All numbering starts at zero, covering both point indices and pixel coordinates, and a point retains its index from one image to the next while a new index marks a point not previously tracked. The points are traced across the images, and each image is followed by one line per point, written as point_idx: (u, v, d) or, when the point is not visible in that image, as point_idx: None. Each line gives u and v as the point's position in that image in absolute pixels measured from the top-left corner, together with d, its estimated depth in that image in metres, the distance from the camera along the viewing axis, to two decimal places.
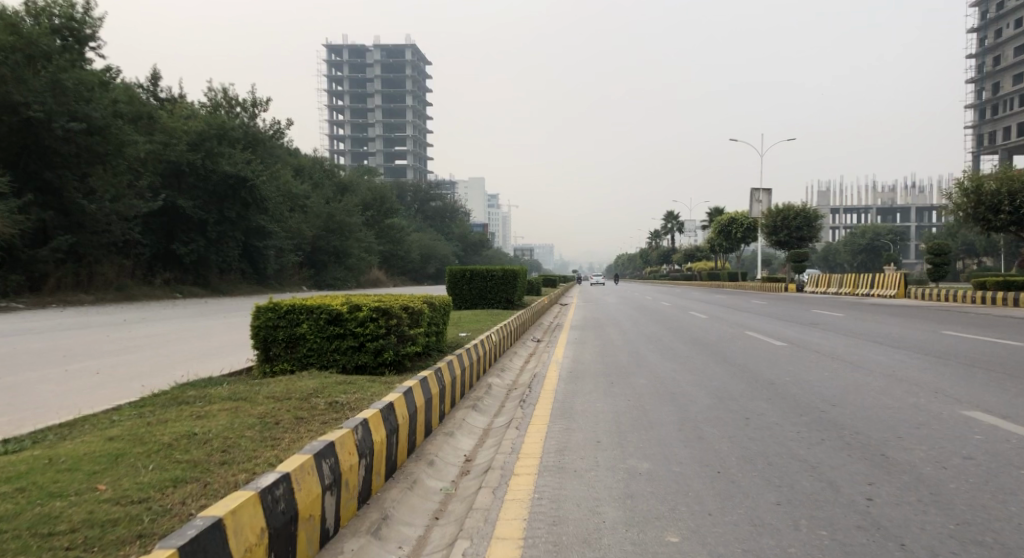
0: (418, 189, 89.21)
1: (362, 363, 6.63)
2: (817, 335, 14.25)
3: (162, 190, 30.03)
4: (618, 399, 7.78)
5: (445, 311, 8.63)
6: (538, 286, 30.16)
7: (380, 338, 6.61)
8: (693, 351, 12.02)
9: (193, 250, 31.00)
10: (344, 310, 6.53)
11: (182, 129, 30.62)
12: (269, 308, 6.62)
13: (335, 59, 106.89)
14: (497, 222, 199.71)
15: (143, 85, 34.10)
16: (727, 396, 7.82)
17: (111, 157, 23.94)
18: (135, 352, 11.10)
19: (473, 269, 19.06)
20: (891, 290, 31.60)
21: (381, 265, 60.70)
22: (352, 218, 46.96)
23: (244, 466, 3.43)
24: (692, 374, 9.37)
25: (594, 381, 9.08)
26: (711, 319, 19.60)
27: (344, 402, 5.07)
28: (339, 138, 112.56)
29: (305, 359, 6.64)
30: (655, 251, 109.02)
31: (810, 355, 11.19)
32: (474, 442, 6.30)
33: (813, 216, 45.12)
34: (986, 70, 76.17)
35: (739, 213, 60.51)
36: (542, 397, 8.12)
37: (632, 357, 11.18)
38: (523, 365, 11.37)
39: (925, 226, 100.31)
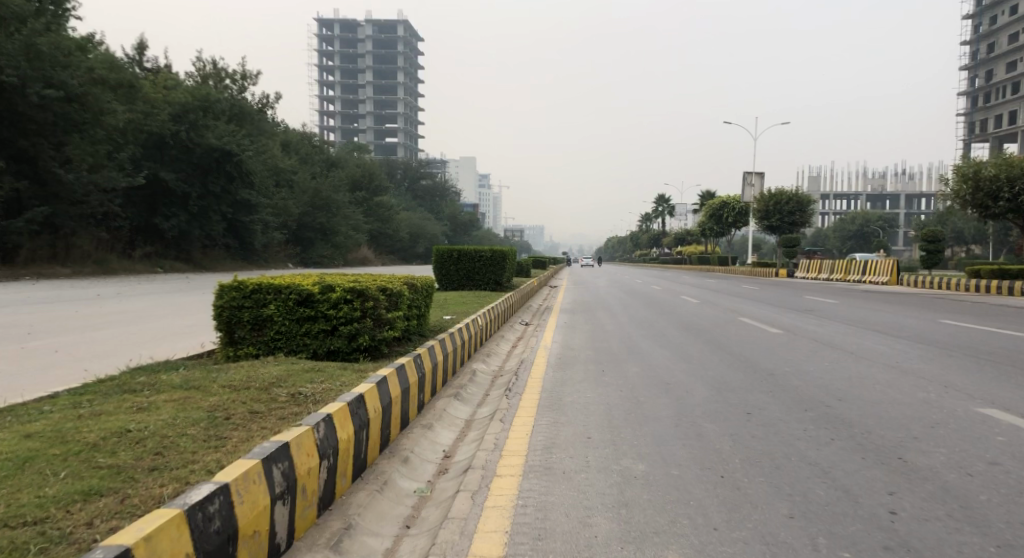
0: (409, 167, 88.10)
1: (335, 348, 6.14)
2: (812, 323, 13.89)
3: (144, 163, 29.18)
4: (610, 389, 7.34)
5: (427, 292, 8.12)
6: (528, 268, 29.67)
7: (354, 322, 6.13)
8: (687, 337, 11.61)
9: (175, 225, 30.24)
10: (316, 291, 6.02)
11: (165, 100, 29.69)
12: (233, 287, 6.07)
13: (325, 34, 105.01)
14: (488, 203, 198.60)
15: (127, 54, 33.04)
16: (725, 388, 7.41)
17: (89, 126, 23.08)
18: (102, 329, 10.49)
19: (461, 249, 18.53)
20: (883, 277, 31.35)
21: (370, 243, 59.98)
22: (339, 194, 46.15)
23: (179, 473, 2.93)
24: (686, 363, 8.95)
25: (585, 369, 8.64)
26: (702, 304, 19.21)
27: (310, 394, 4.58)
28: (329, 114, 110.98)
29: (271, 343, 6.12)
30: (646, 234, 108.69)
31: (809, 344, 10.79)
32: (454, 435, 5.83)
33: (806, 201, 44.72)
34: (980, 58, 75.64)
35: (731, 197, 60.07)
36: (529, 386, 7.67)
37: (624, 344, 10.75)
38: (511, 349, 10.92)
39: (914, 213, 100.36)
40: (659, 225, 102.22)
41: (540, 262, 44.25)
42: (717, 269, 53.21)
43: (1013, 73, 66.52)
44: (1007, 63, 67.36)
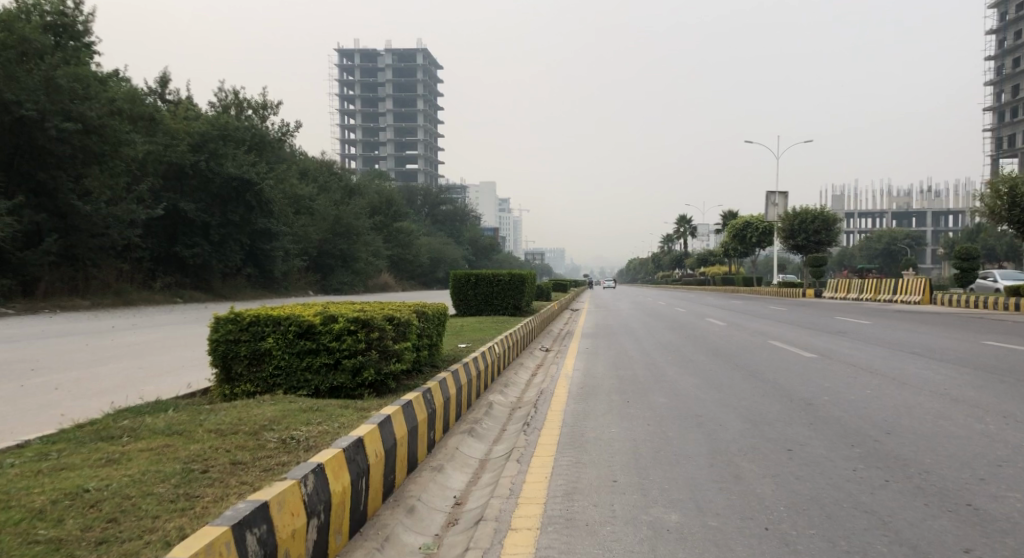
0: (428, 193, 88.42)
1: (338, 383, 5.72)
2: (847, 346, 13.21)
3: (164, 194, 29.36)
4: (636, 423, 6.83)
5: (439, 320, 7.69)
6: (549, 291, 29.20)
7: (359, 355, 5.71)
8: (716, 363, 11.05)
9: (195, 254, 30.27)
10: (317, 321, 5.62)
11: (184, 131, 29.93)
12: (230, 319, 5.68)
13: (347, 65, 106.66)
14: (508, 227, 198.77)
15: (149, 87, 33.50)
16: (761, 420, 6.86)
17: (108, 158, 23.20)
18: (108, 364, 10.18)
19: (479, 273, 18.13)
20: (916, 296, 30.38)
21: (391, 269, 59.96)
22: (359, 221, 46.18)
23: (130, 547, 2.50)
24: (717, 392, 8.39)
25: (608, 400, 8.11)
26: (729, 326, 18.56)
27: (303, 438, 4.14)
28: (350, 142, 112.23)
29: (270, 379, 5.71)
30: (667, 255, 107.79)
31: (846, 369, 10.17)
32: (466, 478, 5.35)
33: (832, 219, 43.78)
34: (1005, 72, 74.31)
35: (754, 217, 59.18)
36: (548, 419, 7.18)
37: (649, 371, 10.22)
38: (530, 379, 10.40)
39: (942, 230, 98.30)
40: (681, 247, 101.30)
41: (561, 286, 43.75)
42: (741, 290, 52.23)
43: None
44: None
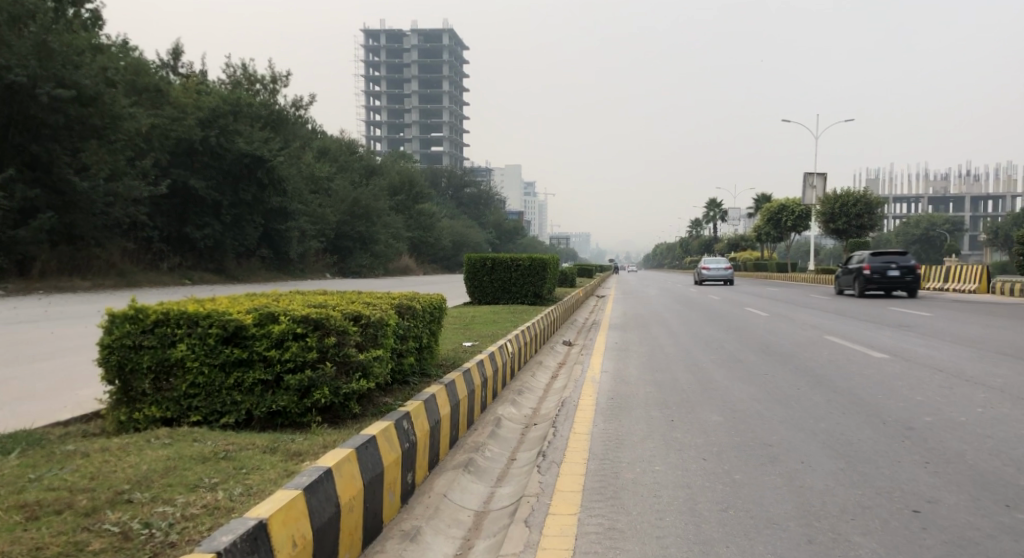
0: (452, 175, 86.65)
1: (279, 407, 4.14)
2: (920, 343, 11.38)
3: (172, 170, 28.17)
4: (685, 460, 5.15)
5: (433, 316, 6.10)
6: (573, 277, 27.59)
7: (307, 369, 4.16)
8: (770, 366, 9.34)
9: (207, 235, 29.11)
10: (249, 321, 4.07)
11: (194, 105, 28.69)
12: (129, 316, 4.04)
13: (372, 45, 105.46)
14: (535, 209, 197.35)
15: (160, 60, 32.22)
16: (854, 456, 5.13)
17: (107, 131, 21.97)
18: (58, 360, 8.66)
19: (495, 257, 16.46)
20: (972, 285, 28.07)
21: (411, 252, 58.68)
22: (379, 202, 44.65)
23: None
24: (783, 409, 6.69)
25: (647, 417, 6.44)
26: (774, 318, 16.80)
27: (163, 526, 2.49)
28: (375, 124, 111.29)
29: (186, 401, 4.07)
30: (696, 240, 105.23)
31: (932, 376, 8.38)
32: (450, 550, 3.71)
33: (875, 202, 41.25)
34: None
35: (789, 200, 56.67)
36: (570, 447, 5.55)
37: (694, 376, 8.56)
38: (549, 383, 8.75)
39: (983, 216, 94.49)
40: (710, 231, 98.99)
41: (585, 271, 42.01)
42: (775, 276, 50.08)
43: None
44: None
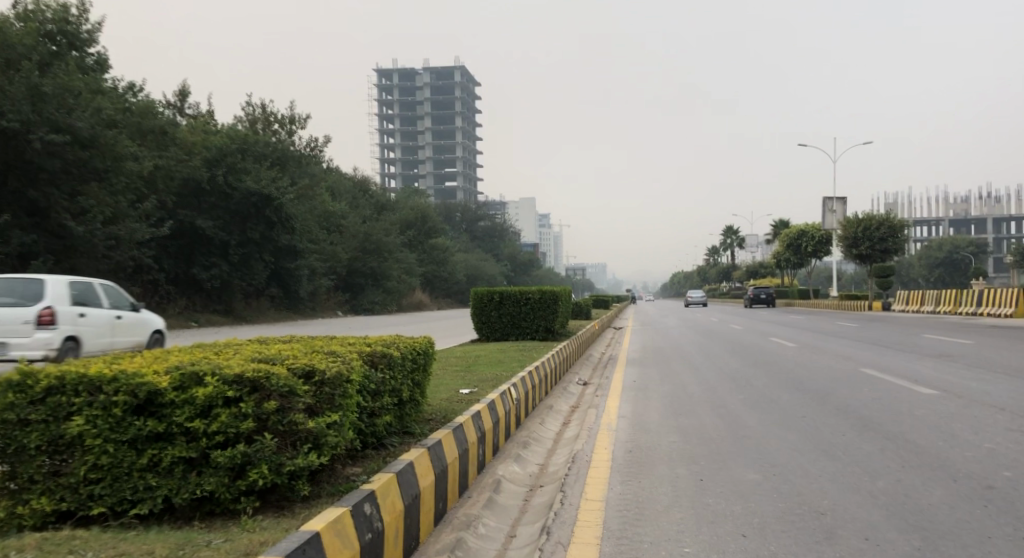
0: (466, 210, 86.40)
1: (206, 492, 3.28)
2: (970, 376, 10.30)
3: (178, 212, 27.90)
4: (722, 538, 4.18)
5: (418, 364, 5.27)
6: (588, 309, 26.62)
7: (240, 443, 3.32)
8: (806, 406, 8.33)
9: (213, 276, 28.69)
10: (164, 385, 3.25)
11: (201, 144, 28.61)
12: (15, 382, 3.22)
13: (385, 84, 106.79)
14: (549, 242, 197.17)
15: (168, 102, 32.19)
16: (931, 530, 4.12)
17: (109, 173, 21.78)
18: None
19: (503, 291, 15.63)
20: (1007, 310, 26.61)
21: (424, 287, 58.11)
22: (390, 238, 44.14)
23: None
24: (831, 461, 5.70)
25: (671, 477, 5.49)
26: (802, 348, 15.73)
27: None
28: (389, 161, 112.07)
29: (86, 489, 3.22)
30: (714, 269, 103.82)
31: (996, 416, 7.32)
32: None
33: (898, 225, 40.11)
34: None
35: (809, 225, 55.53)
36: (578, 521, 4.61)
37: (722, 420, 7.58)
38: (560, 433, 7.80)
39: (1007, 237, 92.36)
40: (727, 259, 97.76)
41: (601, 302, 41.04)
42: (797, 303, 48.76)
43: None
44: None
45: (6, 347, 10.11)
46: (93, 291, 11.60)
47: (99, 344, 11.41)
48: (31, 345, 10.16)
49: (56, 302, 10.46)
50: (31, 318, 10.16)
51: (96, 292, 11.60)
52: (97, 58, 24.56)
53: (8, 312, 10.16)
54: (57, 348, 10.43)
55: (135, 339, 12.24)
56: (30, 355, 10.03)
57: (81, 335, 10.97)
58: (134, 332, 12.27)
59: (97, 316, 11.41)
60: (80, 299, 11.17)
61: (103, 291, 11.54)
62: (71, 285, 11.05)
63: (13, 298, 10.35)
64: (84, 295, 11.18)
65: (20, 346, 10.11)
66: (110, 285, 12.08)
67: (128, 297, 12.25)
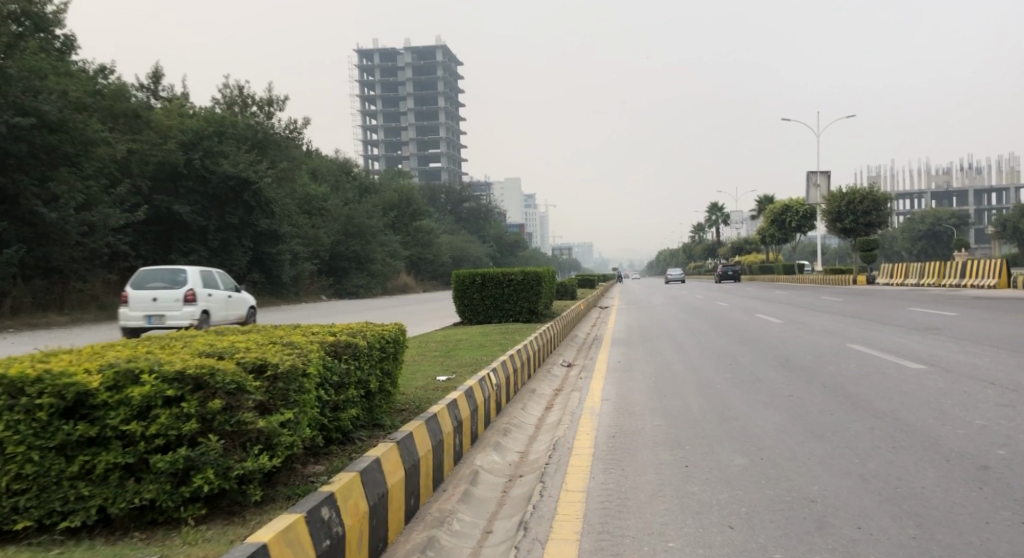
0: (451, 191, 85.71)
1: (146, 501, 3.01)
2: (958, 349, 10.16)
3: (155, 197, 27.33)
4: (707, 531, 3.96)
5: (388, 353, 4.99)
6: (573, 289, 26.40)
7: (182, 446, 3.04)
8: (794, 385, 8.14)
9: (192, 262, 28.16)
10: (95, 386, 2.95)
11: (177, 128, 27.94)
12: None
13: (366, 65, 105.41)
14: (535, 222, 196.72)
15: (142, 85, 31.42)
16: (927, 516, 3.91)
17: (81, 158, 21.19)
18: None
19: (485, 273, 15.34)
20: (991, 280, 26.66)
21: (410, 270, 57.70)
22: (373, 220, 43.62)
23: None
24: (821, 444, 5.49)
25: (654, 464, 5.27)
26: (788, 324, 15.59)
27: None
28: (372, 143, 110.90)
29: (12, 501, 2.94)
30: (699, 245, 104.02)
31: (987, 390, 7.15)
32: None
33: (882, 198, 40.13)
34: None
35: (793, 200, 55.53)
36: (556, 515, 4.37)
37: (708, 402, 7.38)
38: (542, 418, 7.57)
39: (989, 209, 93.07)
40: (713, 236, 97.92)
41: (587, 281, 40.86)
42: (783, 278, 48.83)
43: None
44: None
45: (163, 319, 13.46)
46: (212, 276, 14.94)
47: (219, 317, 14.79)
48: (180, 318, 13.51)
49: (196, 286, 13.80)
50: (180, 297, 13.50)
51: (215, 277, 15.01)
52: (66, 40, 23.78)
53: (163, 293, 13.47)
54: (197, 320, 13.80)
55: (239, 315, 15.80)
56: (183, 325, 13.41)
57: (209, 310, 14.32)
58: (238, 308, 15.63)
59: (217, 295, 14.76)
60: (206, 282, 14.54)
61: (221, 276, 14.92)
62: (200, 272, 14.38)
63: (163, 283, 13.64)
64: (211, 279, 14.58)
65: (174, 319, 13.46)
66: (221, 271, 15.49)
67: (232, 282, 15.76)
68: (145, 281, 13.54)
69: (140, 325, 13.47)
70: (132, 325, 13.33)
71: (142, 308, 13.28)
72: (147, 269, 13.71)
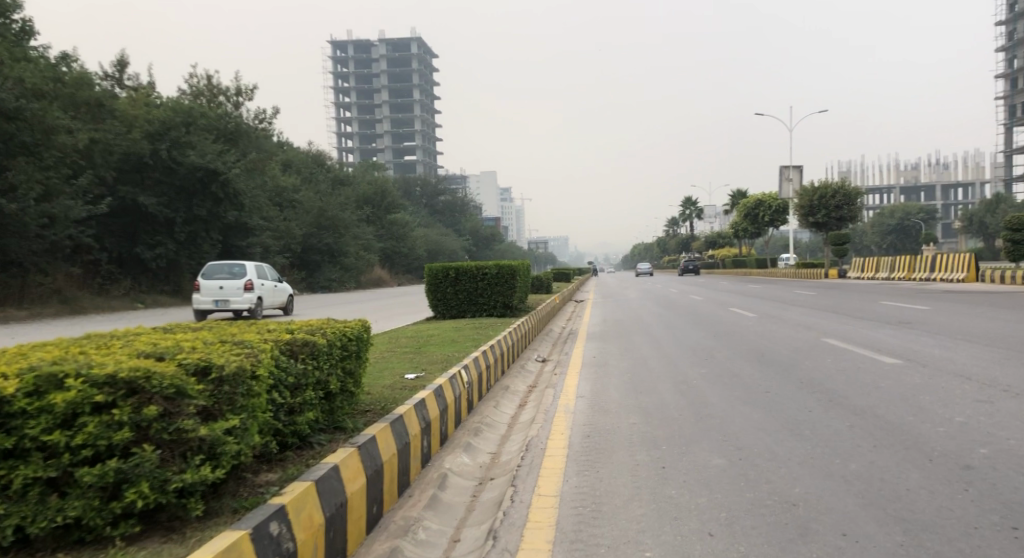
0: (426, 184, 84.98)
1: (71, 518, 2.71)
2: (932, 343, 10.14)
3: (119, 188, 26.61)
4: (686, 539, 3.75)
5: (350, 351, 4.72)
6: (549, 282, 26.22)
7: (111, 457, 2.74)
8: (770, 380, 8.02)
9: (158, 255, 27.47)
10: (11, 390, 2.63)
11: (143, 117, 27.17)
12: None
13: (340, 56, 104.20)
14: (511, 216, 196.65)
15: (106, 73, 30.55)
16: (912, 521, 3.75)
17: (40, 148, 20.49)
18: None
19: (458, 267, 15.05)
20: (960, 274, 27.03)
21: (384, 264, 57.17)
22: (346, 213, 43.02)
23: None
24: (801, 443, 5.33)
25: (630, 466, 5.06)
26: (762, 318, 15.55)
27: None
28: (346, 135, 109.71)
29: None
30: (674, 239, 104.65)
31: (963, 386, 7.08)
32: None
33: (853, 193, 40.60)
34: (1019, 37, 72.86)
35: (766, 195, 55.99)
36: (527, 523, 4.12)
37: (685, 399, 7.21)
38: (516, 416, 7.35)
39: (956, 204, 94.89)
40: (687, 230, 98.60)
41: (563, 275, 40.79)
42: (756, 272, 49.23)
43: None
44: None
45: (228, 303, 16.59)
46: (261, 269, 18.09)
47: (269, 303, 17.92)
48: (242, 302, 16.65)
49: (254, 277, 16.96)
50: (242, 285, 16.64)
51: (264, 269, 18.11)
52: (24, 25, 22.96)
53: (228, 283, 16.64)
54: (254, 305, 16.92)
55: (281, 302, 18.82)
56: (245, 308, 16.55)
57: (262, 297, 17.44)
58: (281, 296, 18.75)
59: (265, 284, 17.87)
60: (257, 274, 17.64)
61: (269, 269, 18.04)
62: (255, 266, 17.57)
63: (226, 274, 16.80)
64: (262, 271, 17.72)
65: (237, 303, 16.59)
66: (268, 265, 18.62)
67: (275, 274, 18.81)
68: (213, 273, 16.78)
69: (209, 308, 16.62)
70: (204, 308, 16.45)
71: (211, 294, 16.45)
72: (214, 263, 16.92)
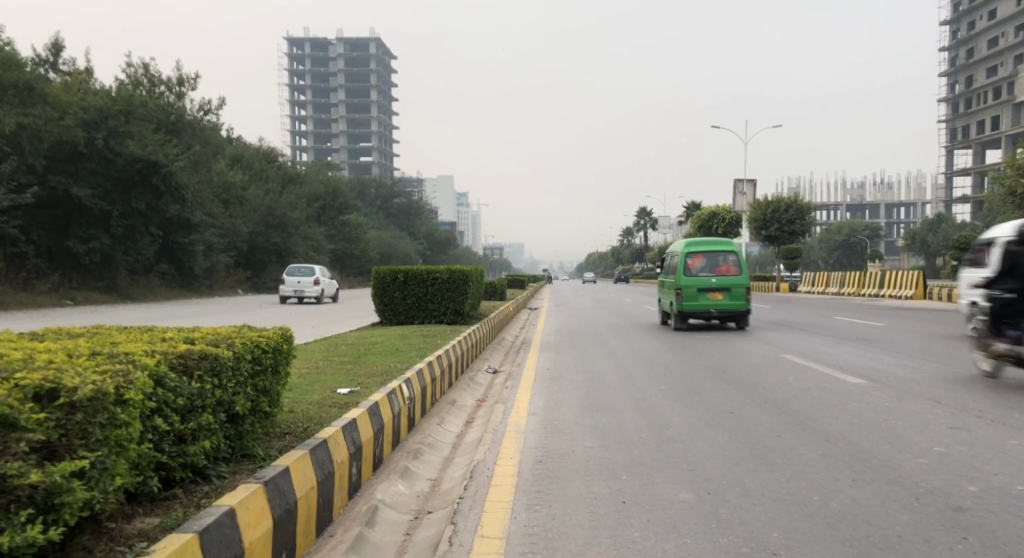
0: (381, 185, 83.28)
1: None
2: (892, 362, 9.90)
3: (49, 177, 24.86)
4: None
5: (264, 367, 4.01)
6: (503, 289, 25.65)
7: None
8: (733, 399, 7.59)
9: (92, 249, 25.96)
10: None
11: (78, 104, 25.50)
12: None
13: (296, 53, 102.04)
14: (466, 221, 195.71)
15: (39, 56, 28.72)
16: None
17: None
18: None
19: (407, 270, 14.33)
20: (908, 291, 27.39)
21: (335, 265, 55.84)
22: (296, 213, 41.66)
23: None
24: (775, 475, 4.83)
25: (588, 500, 4.47)
26: (719, 332, 15.25)
27: None
28: (300, 134, 107.39)
29: None
30: (628, 249, 105.37)
31: (933, 410, 6.74)
32: None
33: (805, 208, 41.18)
34: (959, 64, 75.60)
35: (719, 207, 56.53)
36: None
37: (645, 419, 6.68)
38: (461, 435, 6.70)
39: (898, 222, 97.95)
40: (641, 240, 99.40)
41: (518, 282, 40.25)
42: None
43: (1008, 74, 64.93)
44: (995, 65, 66.86)
45: (304, 292, 24.60)
46: (322, 269, 26.23)
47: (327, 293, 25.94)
48: (313, 292, 24.66)
49: (320, 275, 24.97)
50: (313, 281, 24.75)
51: (321, 270, 26.03)
52: None
53: (304, 279, 24.81)
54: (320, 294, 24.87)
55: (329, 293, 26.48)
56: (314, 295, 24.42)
57: (325, 289, 25.80)
58: (330, 288, 26.68)
59: (325, 280, 25.94)
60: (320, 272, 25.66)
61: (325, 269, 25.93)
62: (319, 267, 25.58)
63: (302, 273, 24.93)
64: (321, 271, 25.73)
65: (310, 292, 24.66)
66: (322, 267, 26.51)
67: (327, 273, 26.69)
68: (293, 272, 24.90)
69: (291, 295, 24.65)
70: (288, 294, 24.51)
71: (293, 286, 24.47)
72: (294, 265, 24.98)
